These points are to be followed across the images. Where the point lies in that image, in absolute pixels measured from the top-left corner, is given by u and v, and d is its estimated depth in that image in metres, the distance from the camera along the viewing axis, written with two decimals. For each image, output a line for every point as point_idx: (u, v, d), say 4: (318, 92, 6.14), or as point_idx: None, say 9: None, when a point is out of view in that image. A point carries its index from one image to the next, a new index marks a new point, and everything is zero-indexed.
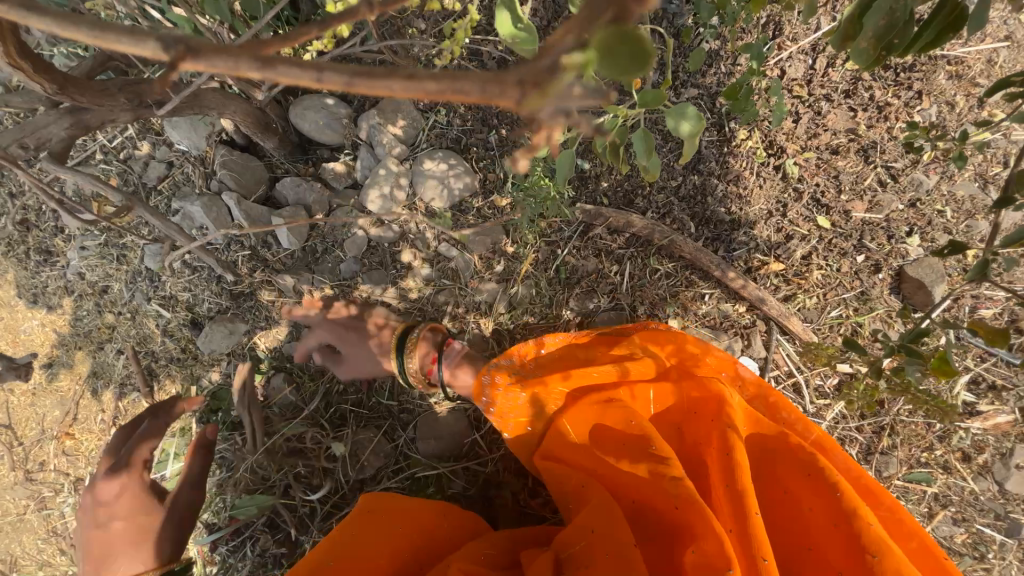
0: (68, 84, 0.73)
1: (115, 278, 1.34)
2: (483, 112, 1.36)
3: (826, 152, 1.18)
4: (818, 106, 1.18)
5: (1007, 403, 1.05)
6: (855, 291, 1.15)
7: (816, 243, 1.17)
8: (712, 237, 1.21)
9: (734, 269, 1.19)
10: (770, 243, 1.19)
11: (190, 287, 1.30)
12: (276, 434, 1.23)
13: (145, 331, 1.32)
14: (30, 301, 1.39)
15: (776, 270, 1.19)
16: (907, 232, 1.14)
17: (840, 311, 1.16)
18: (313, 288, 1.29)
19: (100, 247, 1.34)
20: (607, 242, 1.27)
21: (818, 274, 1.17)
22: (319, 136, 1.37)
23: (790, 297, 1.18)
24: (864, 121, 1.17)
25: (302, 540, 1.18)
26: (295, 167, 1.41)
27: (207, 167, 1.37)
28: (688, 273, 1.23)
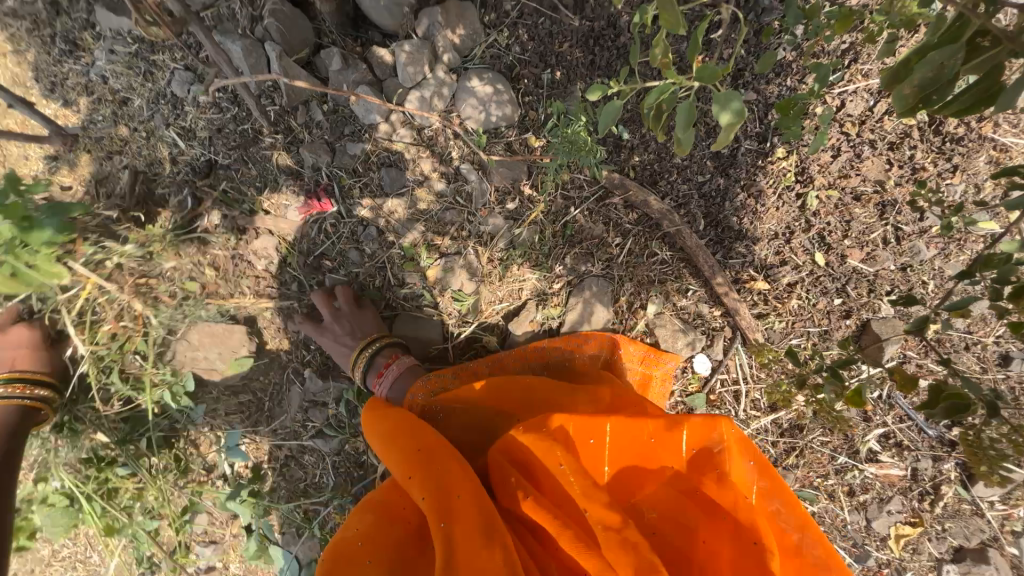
0: None
1: (137, 93, 1.33)
2: (544, 47, 1.34)
3: (848, 196, 1.22)
4: (860, 149, 1.20)
5: (904, 459, 1.19)
6: (821, 328, 1.24)
7: (805, 275, 1.24)
8: (715, 239, 1.27)
9: (724, 275, 1.26)
10: (764, 263, 1.25)
11: (212, 127, 1.30)
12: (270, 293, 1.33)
13: (157, 156, 1.33)
14: (47, 89, 1.37)
15: (759, 288, 1.26)
16: (887, 291, 1.21)
17: (801, 341, 1.25)
18: (335, 167, 1.32)
19: (129, 56, 1.31)
20: (618, 214, 1.31)
21: (795, 303, 1.25)
22: (376, 17, 1.32)
23: (762, 315, 1.26)
24: (895, 177, 1.20)
25: None
26: (343, 41, 1.37)
27: (255, 10, 1.31)
28: (681, 266, 1.29)
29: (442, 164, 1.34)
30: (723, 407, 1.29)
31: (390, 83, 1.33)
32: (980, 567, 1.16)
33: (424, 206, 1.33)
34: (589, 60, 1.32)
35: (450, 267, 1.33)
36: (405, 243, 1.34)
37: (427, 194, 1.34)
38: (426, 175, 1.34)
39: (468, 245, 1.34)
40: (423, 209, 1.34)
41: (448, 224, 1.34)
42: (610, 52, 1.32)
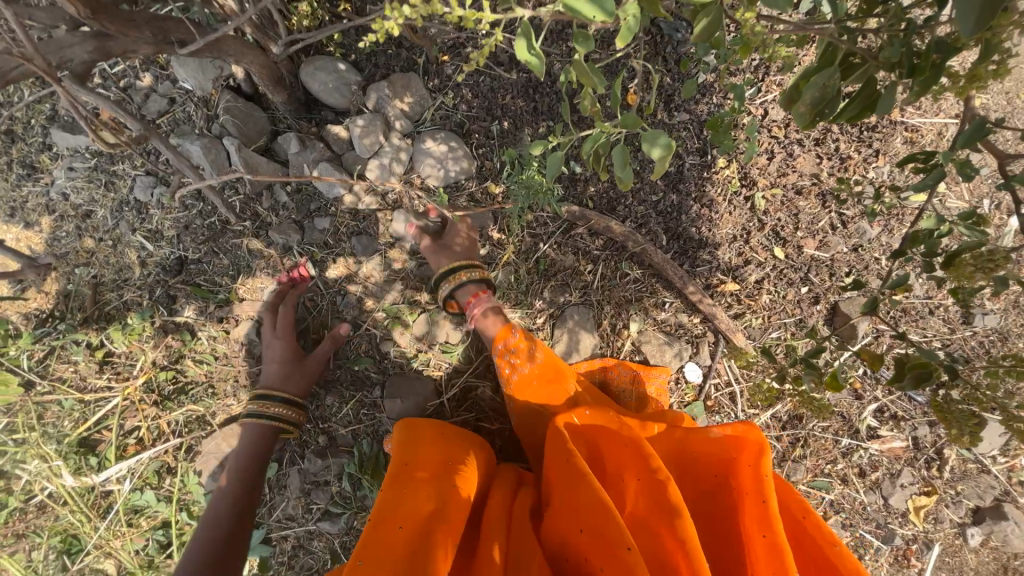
0: (100, 11, 0.77)
1: (100, 203, 1.35)
2: (489, 102, 1.44)
3: (791, 192, 1.31)
4: (790, 148, 1.31)
5: (903, 430, 1.22)
6: (795, 318, 1.29)
7: (769, 270, 1.30)
8: (679, 251, 1.33)
9: (695, 283, 1.31)
10: (729, 265, 1.31)
11: (179, 225, 1.32)
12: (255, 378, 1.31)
13: (124, 261, 1.33)
14: (7, 214, 1.38)
15: (730, 290, 1.31)
16: (846, 272, 1.29)
17: (780, 333, 1.30)
18: (305, 242, 1.35)
19: (89, 171, 1.34)
20: (586, 242, 1.37)
21: (766, 298, 1.30)
22: (327, 98, 1.40)
23: (739, 315, 1.31)
24: (827, 169, 1.30)
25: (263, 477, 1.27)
26: (298, 124, 1.44)
27: (211, 110, 1.38)
28: (654, 281, 1.34)
29: (410, 223, 1.38)
30: (722, 411, 1.30)
31: (349, 157, 1.39)
32: (1001, 525, 1.17)
33: (399, 265, 1.36)
34: (532, 108, 1.42)
35: (433, 320, 1.35)
36: (385, 304, 1.35)
37: (401, 254, 1.37)
38: (397, 236, 1.38)
39: (448, 296, 1.37)
40: (398, 269, 1.37)
41: (424, 279, 1.36)
42: (550, 98, 1.43)
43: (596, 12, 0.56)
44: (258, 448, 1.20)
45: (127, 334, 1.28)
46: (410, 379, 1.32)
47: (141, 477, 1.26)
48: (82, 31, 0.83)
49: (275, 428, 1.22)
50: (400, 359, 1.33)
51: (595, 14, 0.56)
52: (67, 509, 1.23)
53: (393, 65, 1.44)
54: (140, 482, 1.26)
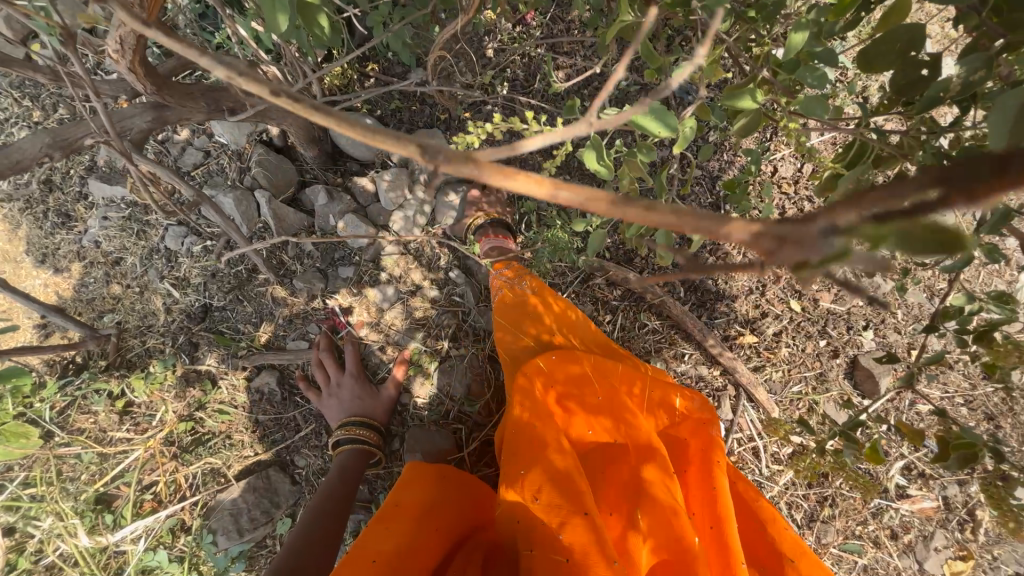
0: (164, 86, 0.82)
1: (131, 251, 1.38)
2: (508, 156, 1.51)
3: None
4: (801, 204, 1.35)
5: (932, 490, 1.19)
6: (815, 371, 1.29)
7: (787, 323, 1.31)
8: (697, 304, 1.34)
9: (714, 335, 1.32)
10: (747, 317, 1.32)
11: (206, 273, 1.35)
12: (272, 429, 1.30)
13: (150, 307, 1.35)
14: (38, 260, 1.41)
15: (749, 342, 1.32)
16: (863, 325, 1.30)
17: (801, 387, 1.29)
18: (328, 291, 1.36)
19: (123, 220, 1.39)
20: (604, 292, 1.39)
21: (785, 351, 1.30)
22: (353, 151, 1.46)
23: (758, 368, 1.31)
24: None
25: (279, 533, 1.24)
26: (324, 175, 1.49)
27: (243, 162, 1.44)
28: (673, 332, 1.35)
29: (432, 271, 1.40)
30: (746, 467, 1.28)
31: (374, 208, 1.44)
32: None
33: (420, 313, 1.37)
34: (550, 162, 1.50)
35: (453, 369, 1.35)
36: (408, 354, 1.36)
37: (422, 302, 1.38)
38: (418, 284, 1.39)
39: (468, 344, 1.37)
40: (419, 317, 1.38)
41: (444, 327, 1.37)
42: None
43: (661, 131, 0.60)
44: (349, 479, 1.17)
45: (149, 382, 1.28)
46: (430, 430, 1.31)
47: (156, 535, 1.22)
48: (142, 101, 0.88)
49: (363, 454, 1.22)
50: (420, 409, 1.33)
51: (659, 131, 0.60)
52: (75, 569, 1.19)
53: (417, 121, 1.52)
54: (154, 541, 1.22)
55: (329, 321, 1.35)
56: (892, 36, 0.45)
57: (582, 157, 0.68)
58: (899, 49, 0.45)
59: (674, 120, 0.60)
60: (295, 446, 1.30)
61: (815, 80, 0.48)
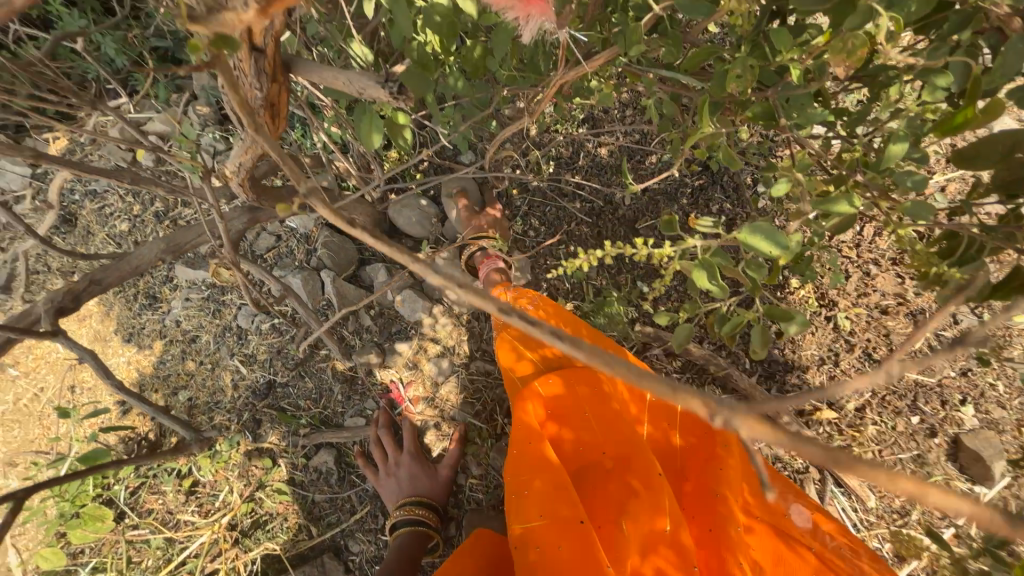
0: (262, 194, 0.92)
1: (206, 329, 1.47)
2: (555, 228, 1.57)
3: (875, 312, 1.27)
4: (866, 268, 1.29)
5: None
6: (912, 453, 1.17)
7: (870, 396, 1.21)
8: (765, 374, 1.27)
9: (788, 411, 1.22)
10: (823, 390, 1.23)
11: (273, 350, 1.41)
12: (329, 509, 1.28)
13: (219, 383, 1.42)
14: (124, 339, 1.52)
15: (828, 418, 1.22)
16: (961, 400, 1.18)
17: (898, 471, 1.17)
18: (385, 366, 1.38)
19: (202, 300, 1.50)
20: (662, 363, 1.35)
21: (873, 429, 1.19)
22: (410, 230, 1.55)
23: (844, 448, 1.20)
24: (911, 288, 1.26)
25: None
26: (382, 252, 1.57)
27: (310, 244, 1.55)
28: (742, 407, 1.26)
29: (486, 344, 1.41)
30: None
31: None
32: None
33: (475, 387, 1.36)
34: (597, 233, 1.56)
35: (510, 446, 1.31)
36: (465, 431, 1.33)
37: (477, 375, 1.38)
38: (473, 358, 1.40)
39: None
40: (474, 391, 1.37)
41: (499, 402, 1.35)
42: (613, 223, 1.58)
43: (773, 247, 0.57)
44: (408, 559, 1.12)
45: (215, 460, 1.31)
46: (488, 513, 1.26)
47: None
48: (241, 204, 0.99)
49: (421, 537, 1.17)
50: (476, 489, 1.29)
51: (770, 249, 0.57)
52: None
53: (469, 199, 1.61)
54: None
55: (387, 395, 1.36)
56: (994, 142, 0.44)
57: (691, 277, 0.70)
58: (1001, 152, 0.45)
59: (787, 237, 0.56)
60: (353, 528, 1.27)
61: (916, 183, 0.51)
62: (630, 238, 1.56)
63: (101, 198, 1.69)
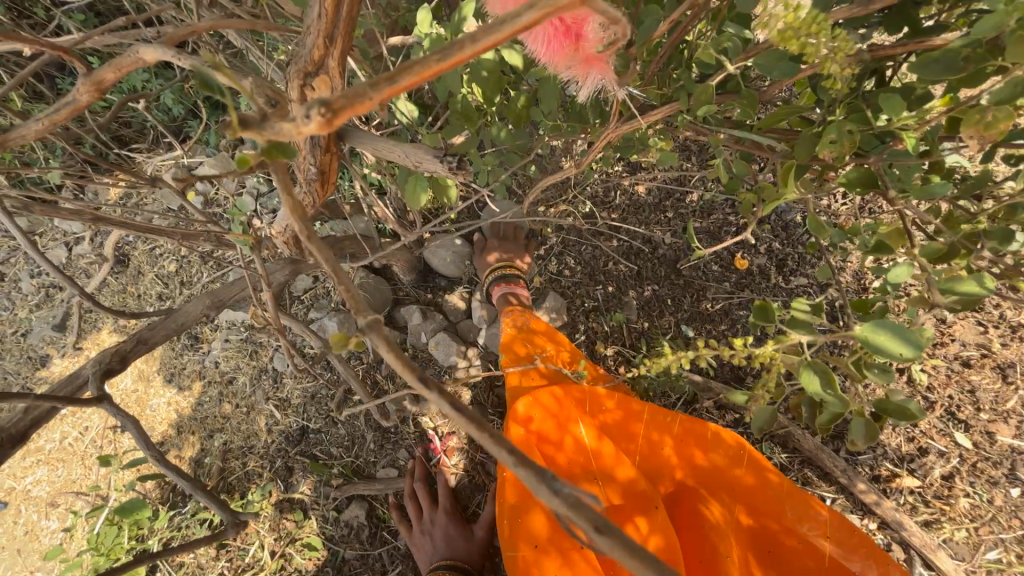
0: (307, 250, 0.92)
1: (243, 371, 1.48)
2: (592, 268, 1.53)
3: (958, 364, 1.13)
4: (942, 314, 1.15)
5: None
6: (1015, 533, 1.03)
7: (957, 463, 1.08)
8: (832, 434, 1.15)
9: (862, 476, 1.10)
10: (901, 454, 1.11)
11: (307, 394, 1.39)
12: (362, 566, 1.23)
13: (254, 427, 1.41)
14: (165, 379, 1.53)
15: (909, 486, 1.09)
16: None
17: (999, 553, 1.02)
18: (419, 415, 1.33)
19: (240, 342, 1.51)
20: (714, 417, 1.26)
21: (964, 502, 1.06)
22: (444, 271, 1.53)
23: (930, 522, 1.06)
24: (997, 338, 1.12)
25: None
26: (416, 294, 1.55)
27: (346, 285, 1.56)
28: (806, 469, 1.15)
29: None
30: None
31: (463, 325, 1.51)
32: None
33: None
34: (636, 273, 1.50)
35: None
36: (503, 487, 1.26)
37: None
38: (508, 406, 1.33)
39: None
40: None
41: None
42: (652, 262, 1.51)
43: (905, 347, 0.49)
44: None
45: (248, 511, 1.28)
46: None
47: None
48: (285, 258, 0.99)
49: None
50: None
51: (902, 350, 0.49)
52: None
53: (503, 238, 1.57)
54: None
55: (422, 447, 1.30)
56: None
57: (801, 383, 0.63)
58: None
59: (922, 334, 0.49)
60: None
61: None
62: (672, 279, 1.49)
63: (151, 240, 1.76)
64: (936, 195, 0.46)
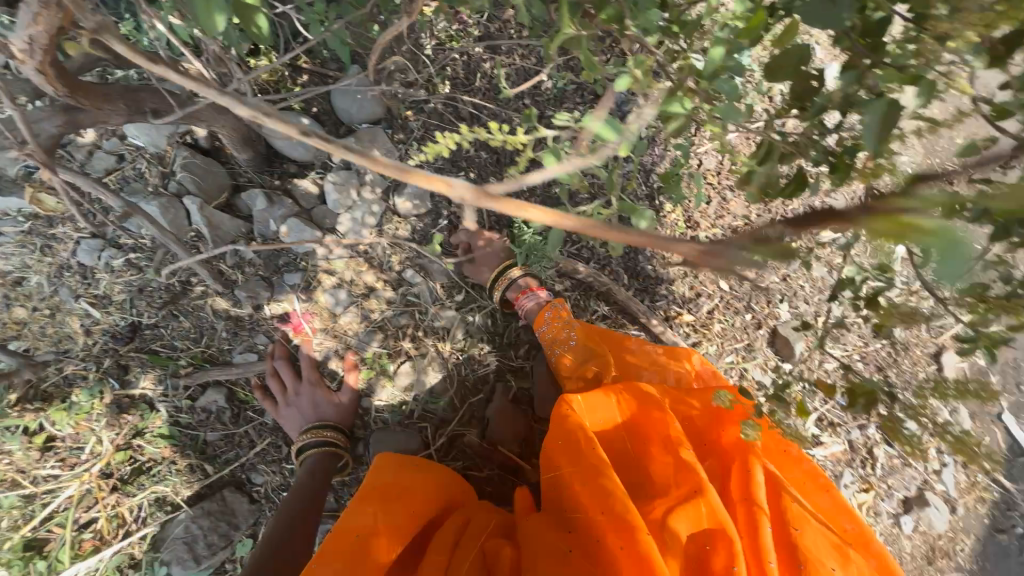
0: (77, 88, 0.76)
1: (34, 269, 1.22)
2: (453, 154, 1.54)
3: (728, 231, 1.48)
4: (723, 194, 1.48)
5: (840, 435, 1.39)
6: (744, 343, 1.46)
7: (718, 301, 1.46)
8: (640, 288, 1.45)
9: (657, 317, 1.43)
10: (684, 299, 1.45)
11: (132, 288, 1.23)
12: (226, 447, 1.23)
13: (65, 331, 1.22)
14: None
15: (686, 320, 1.45)
16: (780, 299, 1.47)
17: (733, 357, 1.45)
18: (275, 300, 1.30)
19: (21, 234, 1.22)
20: (556, 284, 1.45)
21: (718, 327, 1.46)
22: (290, 152, 1.39)
23: (697, 344, 1.45)
24: (754, 210, 1.49)
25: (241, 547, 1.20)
26: (260, 178, 1.41)
27: (166, 167, 1.33)
28: (620, 317, 1.45)
29: (384, 272, 1.38)
30: None
31: (318, 211, 1.39)
32: (925, 510, 1.37)
33: (376, 316, 1.35)
34: (494, 160, 1.56)
35: (415, 368, 1.35)
36: (366, 357, 1.34)
37: (376, 304, 1.36)
38: (370, 286, 1.36)
39: (427, 343, 1.37)
40: (376, 319, 1.36)
41: (402, 328, 1.36)
42: (510, 149, 1.57)
43: None
44: (318, 479, 1.18)
45: (74, 414, 1.16)
46: (396, 431, 1.32)
47: None
48: (52, 103, 0.81)
49: (330, 456, 1.22)
50: (383, 410, 1.33)
51: None
52: None
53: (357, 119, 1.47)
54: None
55: (282, 328, 1.30)
56: (784, 56, 0.53)
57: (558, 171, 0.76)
58: (792, 65, 0.53)
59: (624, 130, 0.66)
60: (250, 460, 1.24)
61: (730, 91, 0.58)
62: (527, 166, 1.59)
63: None
64: (652, 22, 0.56)
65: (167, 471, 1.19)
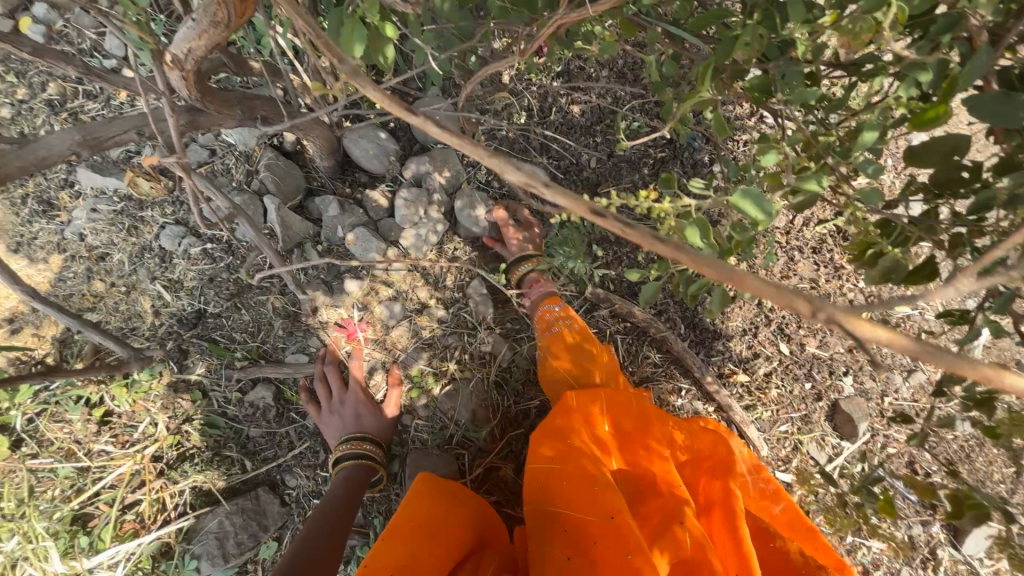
0: (206, 93, 0.81)
1: (119, 247, 1.29)
2: None
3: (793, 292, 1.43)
4: (790, 254, 1.43)
5: (901, 529, 1.28)
6: (801, 413, 1.38)
7: (776, 365, 1.39)
8: (695, 340, 1.40)
9: (710, 373, 1.38)
10: (741, 357, 1.40)
11: (203, 277, 1.28)
12: (267, 443, 1.25)
13: (136, 309, 1.27)
14: (9, 249, 1.28)
15: (741, 380, 1.39)
16: (844, 371, 1.40)
17: (788, 427, 1.37)
18: (331, 305, 1.31)
19: (113, 214, 1.29)
20: (608, 324, 1.42)
21: (775, 392, 1.39)
22: (365, 164, 1.44)
23: (750, 406, 1.38)
24: (823, 274, 1.43)
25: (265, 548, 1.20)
26: (333, 185, 1.46)
27: (251, 165, 1.39)
28: (672, 367, 1.40)
29: (440, 291, 1.38)
30: None
31: (385, 223, 1.43)
32: None
33: (427, 334, 1.35)
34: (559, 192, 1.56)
35: (457, 391, 1.34)
36: (412, 374, 1.34)
37: (429, 322, 1.36)
38: (425, 303, 1.37)
39: (473, 368, 1.36)
40: (426, 337, 1.36)
41: (450, 349, 1.36)
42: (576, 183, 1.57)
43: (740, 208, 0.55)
44: (353, 491, 1.15)
45: (133, 391, 1.20)
46: (432, 453, 1.30)
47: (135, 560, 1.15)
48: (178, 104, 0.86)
49: (366, 469, 1.20)
50: (422, 430, 1.32)
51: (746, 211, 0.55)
52: None
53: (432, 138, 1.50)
54: (134, 566, 1.15)
55: (335, 333, 1.31)
56: (938, 143, 0.51)
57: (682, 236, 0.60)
58: (943, 152, 0.51)
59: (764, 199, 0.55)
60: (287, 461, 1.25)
61: (870, 171, 0.55)
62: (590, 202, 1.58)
63: None
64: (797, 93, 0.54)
65: (208, 461, 1.21)
